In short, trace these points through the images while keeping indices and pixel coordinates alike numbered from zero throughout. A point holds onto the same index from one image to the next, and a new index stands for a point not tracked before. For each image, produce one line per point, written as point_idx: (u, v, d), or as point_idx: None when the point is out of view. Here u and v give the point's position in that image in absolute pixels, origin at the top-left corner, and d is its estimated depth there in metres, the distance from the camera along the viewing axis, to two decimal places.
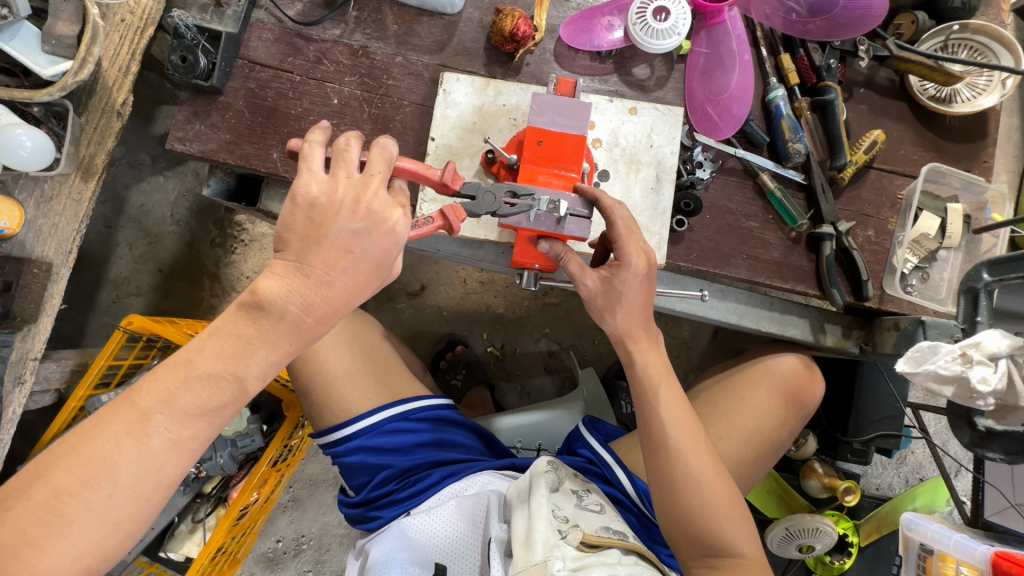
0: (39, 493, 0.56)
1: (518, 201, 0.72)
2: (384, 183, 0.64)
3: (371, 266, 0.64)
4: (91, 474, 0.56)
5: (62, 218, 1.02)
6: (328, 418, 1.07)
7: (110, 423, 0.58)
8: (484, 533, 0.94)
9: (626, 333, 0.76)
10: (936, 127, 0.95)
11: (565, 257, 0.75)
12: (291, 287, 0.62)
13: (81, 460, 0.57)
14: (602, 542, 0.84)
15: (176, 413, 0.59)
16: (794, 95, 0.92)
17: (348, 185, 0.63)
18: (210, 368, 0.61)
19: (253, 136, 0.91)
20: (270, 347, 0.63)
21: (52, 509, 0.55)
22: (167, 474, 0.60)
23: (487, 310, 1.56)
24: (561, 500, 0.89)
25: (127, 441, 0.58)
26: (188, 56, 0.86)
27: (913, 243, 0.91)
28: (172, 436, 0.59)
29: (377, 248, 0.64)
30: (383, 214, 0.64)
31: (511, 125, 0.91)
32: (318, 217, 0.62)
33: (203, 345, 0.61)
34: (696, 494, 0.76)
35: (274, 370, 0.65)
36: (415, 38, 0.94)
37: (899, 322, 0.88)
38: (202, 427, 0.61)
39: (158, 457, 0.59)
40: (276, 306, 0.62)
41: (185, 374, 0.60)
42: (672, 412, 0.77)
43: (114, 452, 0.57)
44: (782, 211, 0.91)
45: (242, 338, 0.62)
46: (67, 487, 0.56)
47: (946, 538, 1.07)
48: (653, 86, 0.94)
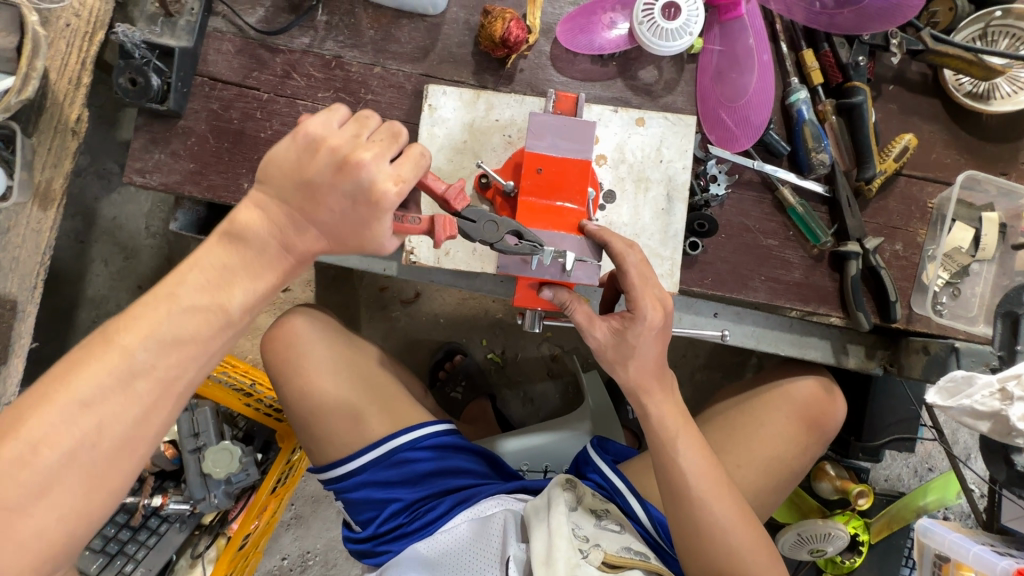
0: (6, 449, 0.48)
1: (521, 242, 0.64)
2: (385, 153, 0.56)
3: (347, 232, 0.59)
4: (70, 421, 0.50)
5: (22, 251, 0.94)
6: (329, 452, 1.01)
7: (86, 363, 0.51)
8: (501, 554, 0.88)
9: (639, 385, 0.70)
10: (971, 127, 0.86)
11: (571, 305, 0.68)
12: (272, 223, 0.58)
13: (56, 408, 0.49)
14: (624, 563, 0.81)
15: (159, 346, 0.53)
16: (817, 97, 0.84)
17: (350, 139, 0.57)
18: (194, 300, 0.55)
19: (220, 164, 0.82)
20: (255, 279, 0.58)
21: (22, 465, 0.48)
22: (155, 422, 0.54)
23: (486, 315, 1.50)
24: (581, 519, 0.86)
25: (108, 379, 0.51)
26: (138, 78, 0.77)
27: (945, 258, 0.84)
28: (160, 375, 0.53)
29: (356, 217, 0.57)
30: (372, 185, 0.55)
31: (506, 143, 0.82)
32: (305, 176, 0.56)
33: (185, 275, 0.56)
34: (722, 541, 0.72)
35: (261, 304, 0.60)
36: (394, 44, 0.84)
37: (929, 345, 0.81)
38: (185, 363, 0.55)
39: (144, 400, 0.53)
40: (258, 240, 0.58)
41: (168, 308, 0.54)
42: (694, 460, 0.72)
43: (96, 396, 0.51)
44: (805, 227, 0.83)
45: (227, 268, 0.57)
46: (43, 438, 0.49)
47: (964, 549, 1.04)
48: (662, 90, 0.85)
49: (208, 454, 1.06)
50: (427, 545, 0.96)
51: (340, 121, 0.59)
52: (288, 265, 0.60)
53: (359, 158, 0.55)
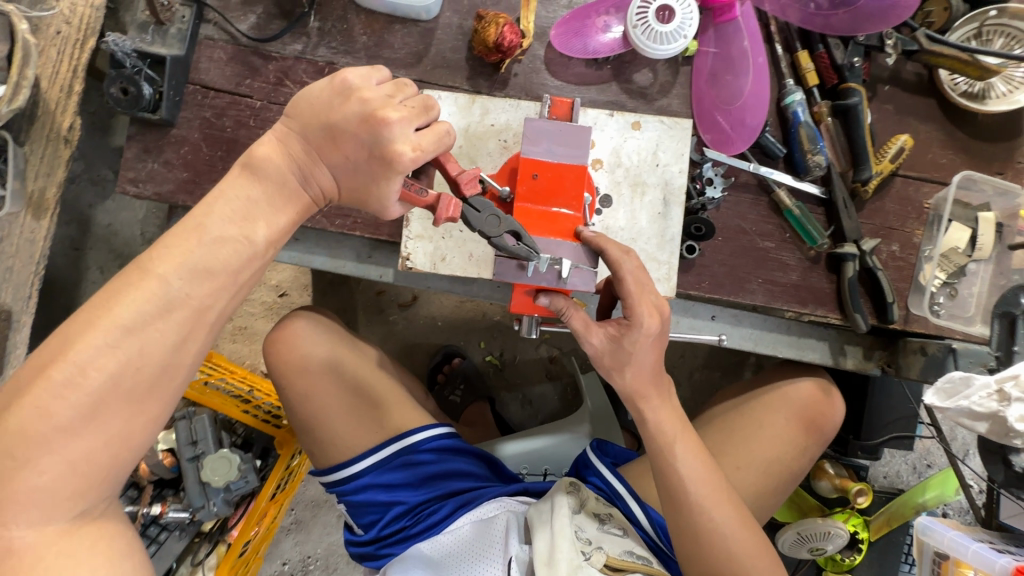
0: (57, 372, 0.50)
1: (519, 244, 0.63)
2: (412, 120, 0.57)
3: (353, 181, 0.61)
4: (111, 348, 0.51)
5: (16, 261, 0.94)
6: (331, 456, 1.00)
7: (124, 293, 0.52)
8: (506, 552, 0.87)
9: (636, 392, 0.70)
10: (967, 127, 0.86)
11: (568, 312, 0.68)
12: (290, 163, 0.60)
13: (100, 332, 0.51)
14: (626, 566, 0.81)
15: (191, 275, 0.54)
16: (813, 98, 0.83)
17: (383, 97, 0.58)
18: (221, 232, 0.56)
19: (214, 172, 0.82)
20: (277, 213, 0.59)
21: (73, 387, 0.50)
22: (190, 352, 0.56)
23: (484, 318, 1.50)
24: (585, 521, 0.87)
25: (145, 306, 0.52)
26: (130, 87, 0.76)
27: (942, 258, 0.84)
28: (193, 303, 0.55)
29: (365, 170, 0.59)
30: (389, 145, 0.56)
31: (501, 147, 0.82)
32: (332, 119, 0.58)
33: (212, 207, 0.56)
34: (722, 546, 0.72)
35: (284, 238, 0.61)
36: (387, 49, 0.83)
37: (926, 346, 0.80)
38: (216, 294, 0.56)
39: (181, 326, 0.54)
40: (276, 177, 0.59)
41: (196, 238, 0.55)
42: (691, 466, 0.72)
43: (135, 323, 0.52)
44: (802, 230, 0.83)
45: (250, 200, 0.58)
46: (88, 363, 0.50)
47: (963, 547, 1.05)
48: (657, 93, 0.85)
49: (207, 462, 1.06)
50: (429, 547, 0.94)
51: (379, 80, 0.60)
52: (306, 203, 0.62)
53: (386, 117, 0.56)
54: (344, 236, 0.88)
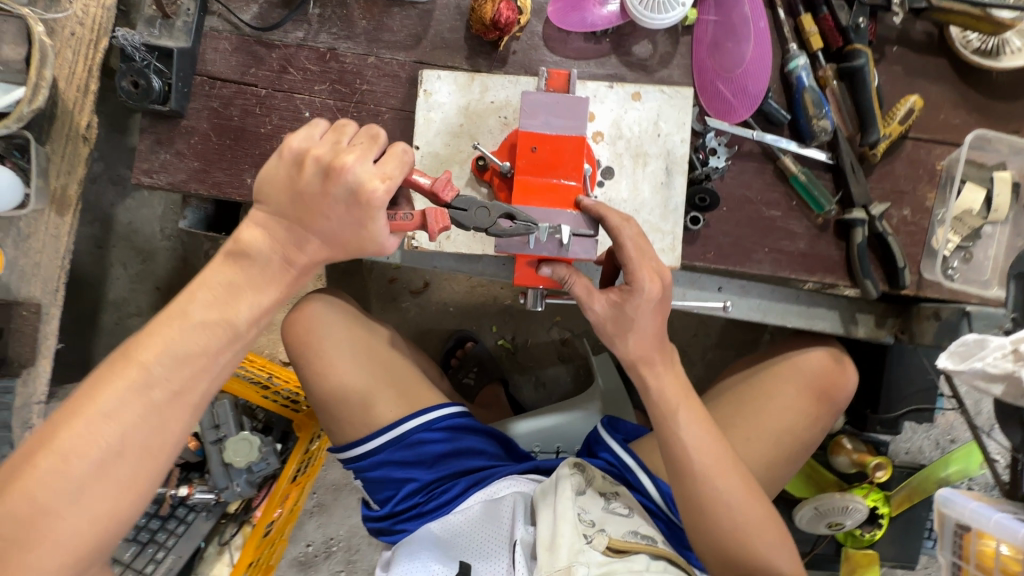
0: (44, 460, 0.52)
1: (515, 223, 0.65)
2: (367, 154, 0.59)
3: (349, 237, 0.63)
4: (97, 432, 0.54)
5: (43, 256, 0.98)
6: (349, 432, 1.02)
7: (110, 380, 0.55)
8: (511, 535, 0.92)
9: (639, 357, 0.71)
10: (981, 86, 0.84)
11: (570, 280, 0.69)
12: (272, 239, 0.62)
13: (84, 421, 0.54)
14: (630, 548, 0.82)
15: (173, 360, 0.57)
16: (818, 62, 0.82)
17: (330, 147, 0.60)
18: (203, 316, 0.59)
19: (223, 161, 0.84)
20: (258, 292, 0.62)
21: (58, 473, 0.52)
22: (171, 431, 0.58)
23: (495, 302, 1.51)
24: (590, 502, 0.87)
25: (128, 397, 0.55)
26: (140, 80, 0.79)
27: (956, 221, 0.82)
28: (174, 385, 0.58)
29: (351, 220, 0.61)
30: (359, 185, 0.58)
31: (502, 125, 0.82)
32: (296, 188, 0.60)
33: (194, 294, 0.60)
34: (727, 516, 0.72)
35: (265, 317, 0.64)
36: (387, 33, 0.84)
37: (940, 310, 0.80)
38: (198, 374, 0.59)
39: (162, 409, 0.57)
40: (261, 254, 0.62)
41: (179, 324, 0.58)
42: (696, 436, 0.72)
43: (118, 408, 0.55)
44: (808, 196, 0.82)
45: (232, 284, 0.61)
46: (73, 450, 0.53)
47: (985, 518, 1.03)
48: (657, 65, 0.84)
49: (229, 444, 1.09)
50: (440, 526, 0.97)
51: (320, 133, 0.63)
52: (290, 278, 0.64)
53: (342, 162, 0.58)
54: None
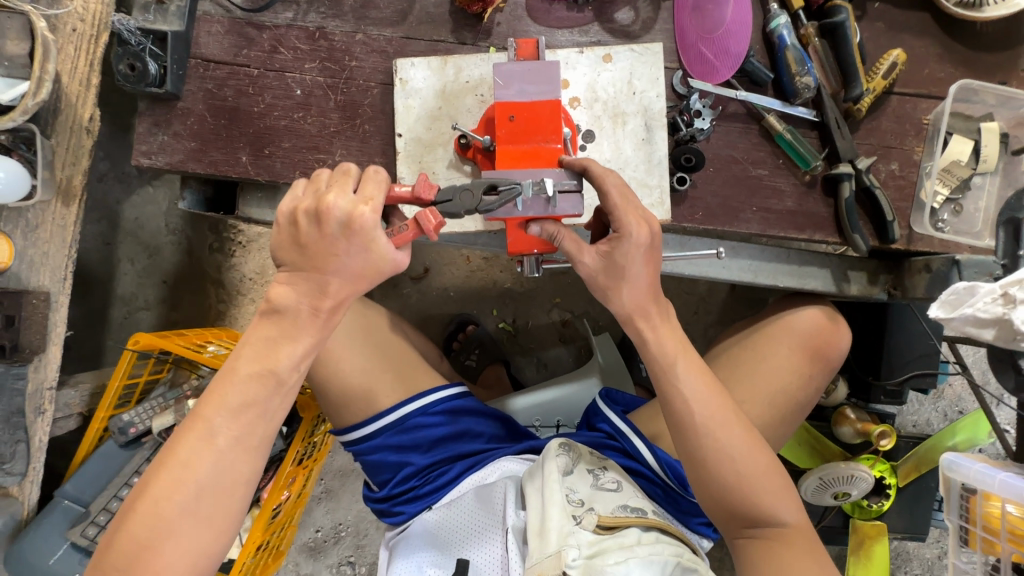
0: (141, 507, 0.57)
1: (500, 192, 0.64)
2: (346, 187, 0.60)
3: (365, 269, 0.62)
4: (178, 480, 0.58)
5: (51, 246, 1.01)
6: (344, 418, 0.98)
7: (182, 435, 0.59)
8: (504, 522, 0.87)
9: (635, 311, 0.72)
10: (965, 37, 0.84)
11: (559, 236, 0.69)
12: (297, 290, 0.62)
13: (167, 472, 0.58)
14: (620, 523, 0.80)
15: (230, 411, 0.60)
16: (799, 21, 0.82)
17: (314, 195, 0.61)
18: (250, 369, 0.61)
19: (219, 141, 0.86)
20: (297, 338, 0.62)
21: (153, 518, 0.57)
22: (240, 470, 0.61)
23: (494, 286, 1.52)
24: (577, 482, 0.86)
25: (197, 450, 0.59)
26: (136, 63, 0.82)
27: (943, 172, 0.82)
28: (235, 432, 0.60)
29: (361, 251, 0.61)
30: (349, 215, 0.59)
31: (479, 102, 0.84)
32: (300, 243, 0.61)
33: (239, 349, 0.62)
34: (729, 468, 0.72)
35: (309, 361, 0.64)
36: (373, 10, 0.86)
37: (931, 262, 0.80)
38: (254, 420, 0.61)
39: (229, 452, 0.60)
40: (290, 308, 0.62)
41: (229, 378, 0.61)
42: (694, 387, 0.73)
43: (191, 458, 0.58)
44: (794, 154, 0.83)
45: (269, 337, 0.62)
46: (161, 496, 0.57)
47: (990, 478, 1.02)
48: (640, 31, 0.85)
49: None
50: (437, 512, 0.95)
51: (302, 188, 0.64)
52: (321, 326, 0.63)
53: (327, 202, 0.59)
54: None
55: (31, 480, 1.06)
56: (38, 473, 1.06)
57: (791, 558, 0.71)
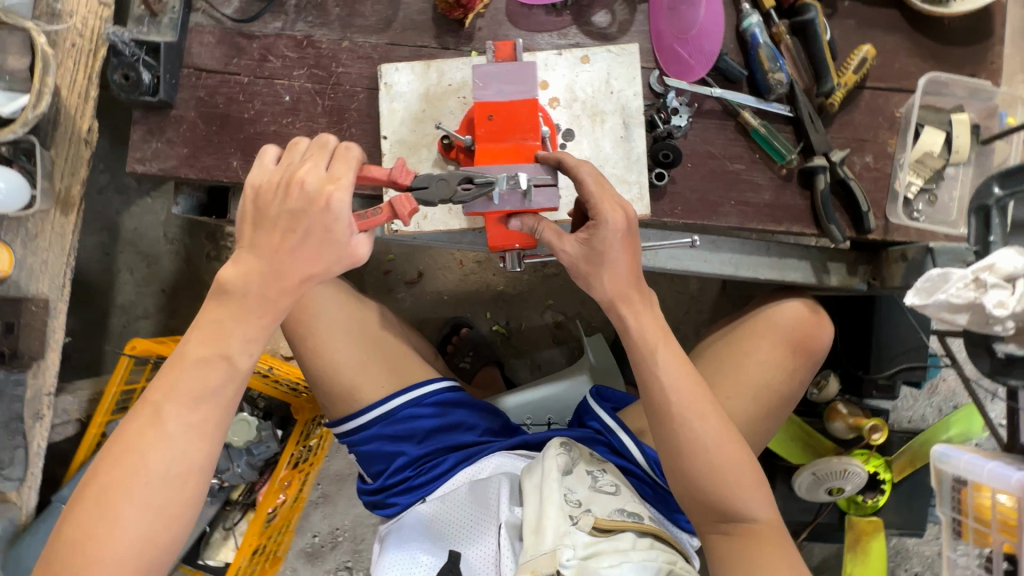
0: (92, 494, 0.59)
1: (474, 186, 0.66)
2: (319, 163, 0.63)
3: (316, 245, 0.63)
4: (129, 468, 0.59)
5: (50, 254, 1.03)
6: (339, 409, 1.00)
7: (131, 422, 0.60)
8: (499, 517, 0.88)
9: (617, 296, 0.74)
10: (934, 32, 0.86)
11: (539, 228, 0.72)
12: (248, 270, 0.64)
13: (116, 459, 0.59)
14: (616, 526, 0.79)
15: (180, 399, 0.61)
16: (771, 20, 0.85)
17: (286, 170, 0.64)
18: (199, 355, 0.62)
19: (211, 146, 0.89)
20: (247, 324, 0.64)
21: (103, 503, 0.58)
22: (193, 458, 0.61)
23: (488, 289, 1.54)
24: (575, 483, 0.85)
25: (148, 435, 0.60)
26: (131, 73, 0.84)
27: (917, 164, 0.84)
28: (186, 419, 0.61)
29: (316, 227, 0.63)
30: (316, 192, 0.62)
31: (462, 104, 0.87)
32: (264, 212, 0.64)
33: (189, 335, 0.63)
34: (702, 458, 0.73)
35: (260, 348, 0.65)
36: (359, 18, 0.89)
37: (907, 251, 0.83)
38: (206, 408, 0.62)
39: (181, 439, 0.60)
40: (238, 290, 0.63)
41: (179, 364, 0.62)
42: (674, 375, 0.74)
43: (140, 445, 0.59)
44: (769, 148, 0.85)
45: (219, 322, 0.63)
46: (111, 483, 0.59)
47: (980, 468, 0.97)
48: (617, 33, 0.88)
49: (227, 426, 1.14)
50: (430, 505, 0.94)
51: (276, 161, 0.67)
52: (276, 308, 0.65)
53: (299, 177, 0.62)
54: None
55: (30, 485, 1.07)
56: (37, 479, 1.07)
57: (758, 552, 0.73)
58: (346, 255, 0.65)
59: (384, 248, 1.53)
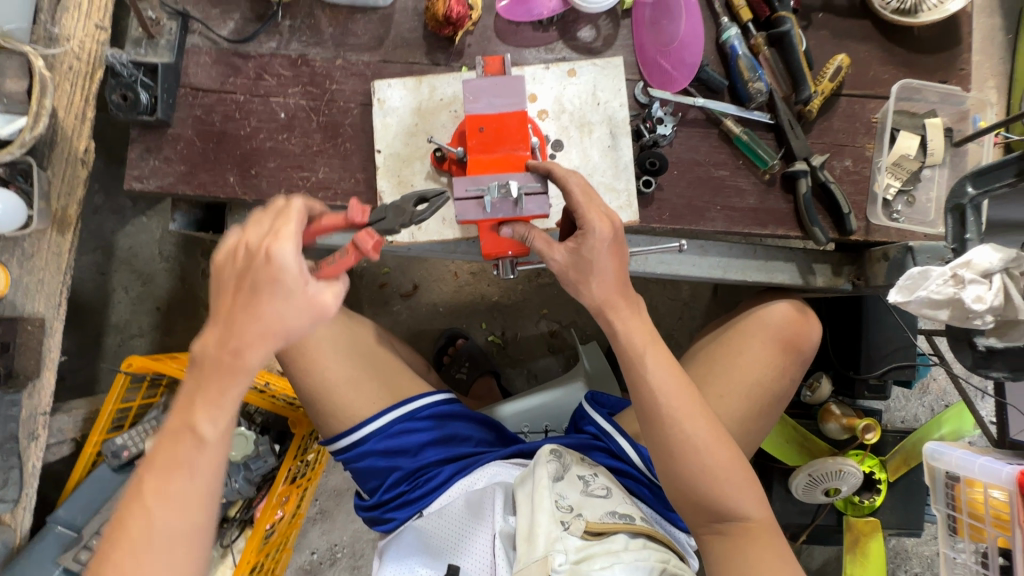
0: None
1: (428, 203, 0.69)
2: (265, 223, 0.62)
3: (271, 294, 0.59)
4: (115, 553, 0.57)
5: (46, 273, 1.03)
6: (331, 427, 1.00)
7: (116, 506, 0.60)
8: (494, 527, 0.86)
9: (605, 302, 0.75)
10: (905, 41, 0.89)
11: (530, 236, 0.74)
12: (207, 334, 0.61)
13: (106, 544, 0.59)
14: (607, 529, 0.79)
15: (155, 474, 0.59)
16: (749, 32, 0.88)
17: (233, 237, 0.63)
18: (172, 427, 0.61)
19: (207, 163, 0.91)
20: (211, 387, 0.60)
21: None
22: (181, 531, 0.59)
23: (483, 299, 1.56)
24: (567, 488, 0.85)
25: (128, 517, 0.58)
26: (130, 93, 0.86)
27: (893, 166, 0.87)
28: (161, 496, 0.58)
29: (263, 279, 0.59)
30: (258, 248, 0.60)
31: (453, 118, 0.89)
32: (216, 280, 0.63)
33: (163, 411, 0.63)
34: (695, 459, 0.74)
35: (230, 407, 0.61)
36: (352, 37, 0.92)
37: (888, 251, 0.86)
38: (180, 480, 0.59)
39: (160, 515, 0.58)
40: (201, 356, 0.61)
41: (156, 439, 0.61)
42: (663, 378, 0.75)
43: (122, 528, 0.58)
44: (753, 155, 0.87)
45: (187, 389, 0.61)
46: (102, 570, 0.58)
47: (970, 463, 0.98)
48: (602, 47, 0.91)
49: None
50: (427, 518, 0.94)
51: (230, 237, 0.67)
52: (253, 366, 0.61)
53: (244, 240, 0.61)
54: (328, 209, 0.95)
55: (23, 506, 1.06)
56: (31, 500, 1.06)
57: (753, 551, 0.74)
58: (319, 312, 0.61)
59: (379, 262, 1.54)
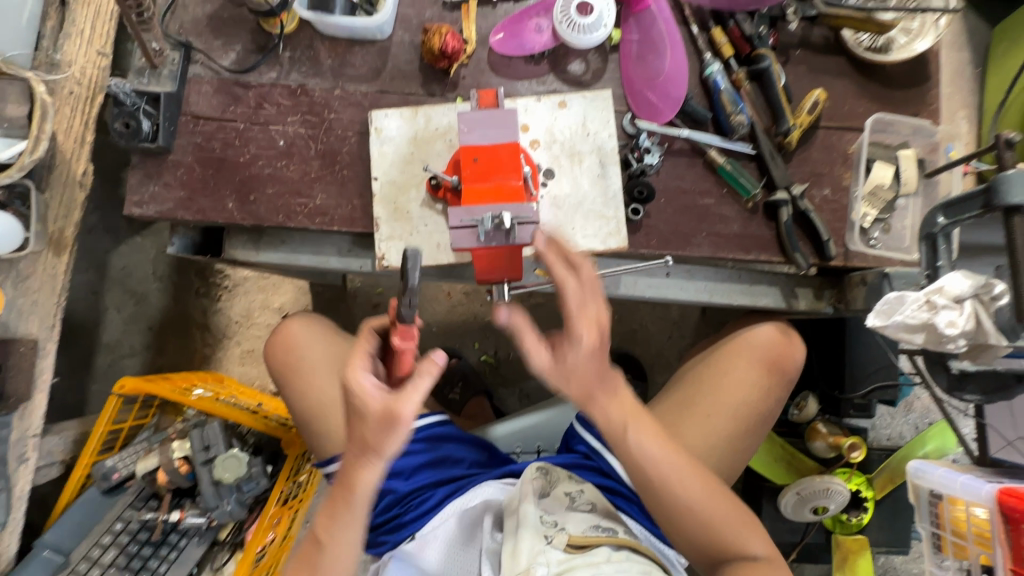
0: None
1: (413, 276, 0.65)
2: None
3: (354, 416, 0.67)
4: None
5: (40, 295, 1.04)
6: (325, 449, 1.00)
7: None
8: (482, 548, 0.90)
9: (584, 395, 0.74)
10: (878, 77, 0.94)
11: (520, 331, 0.72)
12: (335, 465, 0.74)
13: None
14: (590, 542, 0.81)
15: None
16: (731, 67, 0.92)
17: None
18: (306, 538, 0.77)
19: (207, 189, 0.93)
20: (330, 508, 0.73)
21: None
22: None
23: (476, 319, 1.57)
24: (552, 504, 0.88)
25: None
26: (132, 121, 0.88)
27: (869, 196, 0.91)
28: None
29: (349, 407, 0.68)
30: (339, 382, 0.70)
31: (448, 147, 0.92)
32: None
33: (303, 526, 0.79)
34: (693, 517, 0.78)
35: (344, 522, 0.73)
36: (350, 68, 0.95)
37: (867, 276, 0.91)
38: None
39: None
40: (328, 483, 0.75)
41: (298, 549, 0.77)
42: (649, 447, 0.77)
43: None
44: (736, 184, 0.91)
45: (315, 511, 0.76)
46: None
47: (952, 482, 1.01)
48: (591, 79, 0.95)
49: (218, 461, 1.12)
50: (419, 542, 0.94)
51: None
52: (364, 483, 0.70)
53: None
54: (325, 234, 0.97)
55: (11, 531, 1.05)
56: (18, 524, 1.05)
57: None
58: (401, 424, 0.65)
59: (373, 282, 1.56)
